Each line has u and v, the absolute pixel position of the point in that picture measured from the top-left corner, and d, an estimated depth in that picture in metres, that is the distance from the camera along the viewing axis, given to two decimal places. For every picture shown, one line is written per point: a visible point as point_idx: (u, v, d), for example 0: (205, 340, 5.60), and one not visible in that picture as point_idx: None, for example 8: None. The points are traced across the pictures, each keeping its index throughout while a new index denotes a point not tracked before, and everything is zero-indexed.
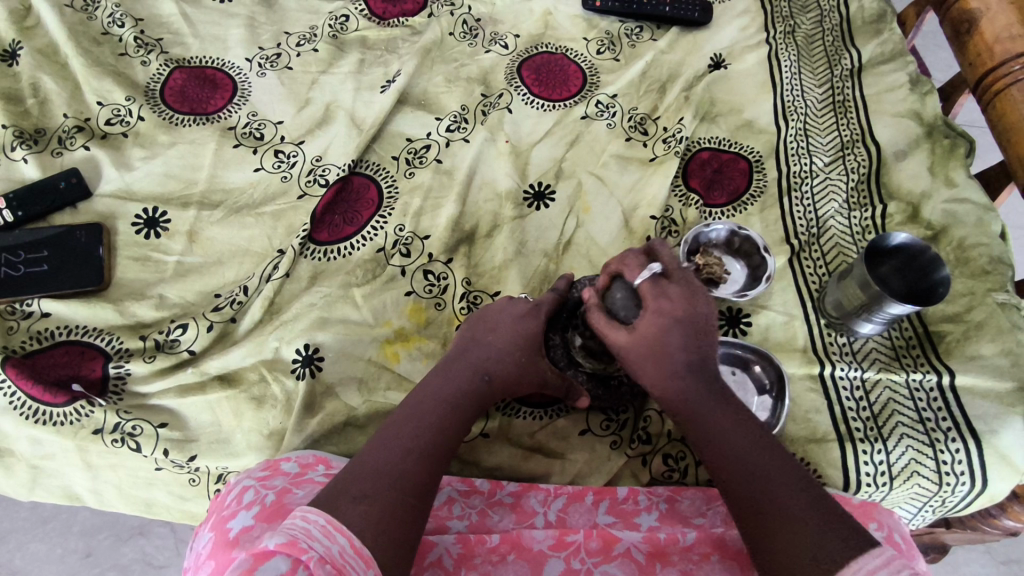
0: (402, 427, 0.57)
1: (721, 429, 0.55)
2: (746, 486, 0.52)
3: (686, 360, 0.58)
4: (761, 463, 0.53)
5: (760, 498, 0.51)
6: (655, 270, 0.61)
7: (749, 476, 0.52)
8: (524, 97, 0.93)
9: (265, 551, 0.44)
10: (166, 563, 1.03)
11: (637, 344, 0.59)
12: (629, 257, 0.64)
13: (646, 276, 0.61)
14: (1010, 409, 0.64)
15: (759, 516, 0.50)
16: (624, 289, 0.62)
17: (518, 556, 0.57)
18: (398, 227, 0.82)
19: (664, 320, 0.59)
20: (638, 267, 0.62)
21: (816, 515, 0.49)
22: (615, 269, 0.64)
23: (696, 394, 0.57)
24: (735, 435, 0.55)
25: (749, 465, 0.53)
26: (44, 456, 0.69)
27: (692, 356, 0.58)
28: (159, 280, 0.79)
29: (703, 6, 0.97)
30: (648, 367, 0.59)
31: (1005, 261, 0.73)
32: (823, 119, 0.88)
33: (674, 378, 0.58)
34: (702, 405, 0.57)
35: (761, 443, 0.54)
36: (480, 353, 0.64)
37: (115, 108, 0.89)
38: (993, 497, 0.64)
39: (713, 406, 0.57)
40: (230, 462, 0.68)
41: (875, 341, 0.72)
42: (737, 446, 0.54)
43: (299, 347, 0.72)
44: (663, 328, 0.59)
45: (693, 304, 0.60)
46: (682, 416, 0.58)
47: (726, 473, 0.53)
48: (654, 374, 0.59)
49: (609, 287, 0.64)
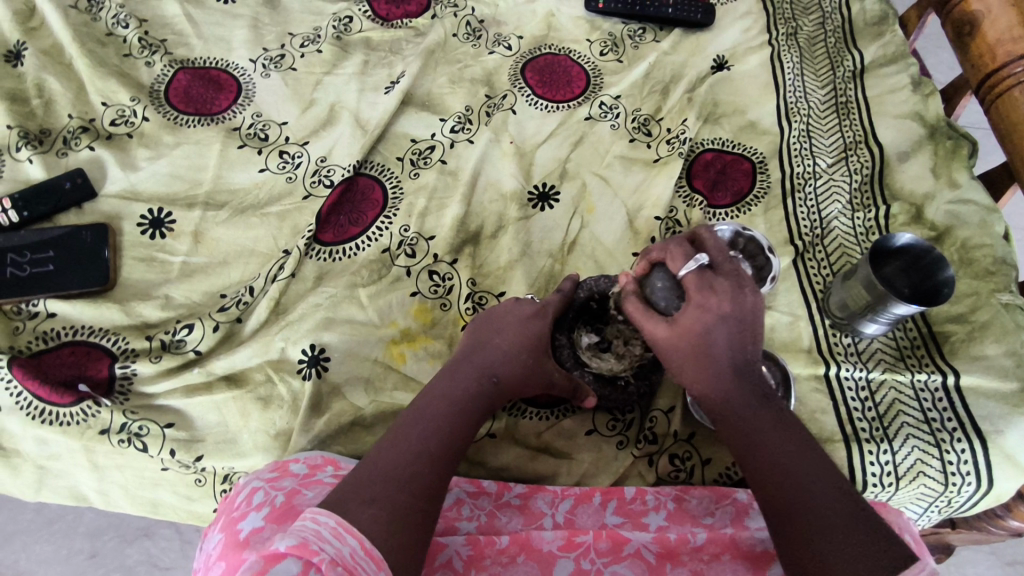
0: (411, 429, 0.57)
1: (759, 429, 0.56)
2: (780, 487, 0.52)
3: (728, 359, 0.58)
4: (799, 466, 0.53)
5: (796, 502, 0.51)
6: (702, 262, 0.60)
7: (785, 479, 0.52)
8: (528, 98, 0.93)
9: (277, 553, 0.45)
10: (170, 564, 1.02)
11: (676, 339, 0.59)
12: (672, 245, 0.62)
13: (691, 268, 0.60)
14: (1015, 409, 0.65)
15: (793, 517, 0.51)
16: (665, 280, 0.62)
17: (528, 557, 0.57)
18: (404, 228, 0.82)
19: (708, 316, 0.58)
20: (682, 257, 0.61)
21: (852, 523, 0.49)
22: (657, 258, 0.63)
23: (735, 392, 0.57)
24: (773, 436, 0.55)
25: (786, 467, 0.53)
26: (51, 456, 0.69)
27: (734, 353, 0.58)
28: (165, 281, 0.79)
29: (706, 8, 0.97)
30: (687, 363, 0.59)
31: (1009, 261, 0.73)
32: (826, 120, 0.88)
33: (713, 377, 0.58)
34: (741, 403, 0.57)
35: (797, 441, 0.55)
36: (487, 355, 0.64)
37: (120, 109, 0.89)
38: (999, 497, 0.64)
39: (751, 405, 0.57)
40: (237, 462, 0.68)
41: (880, 342, 0.72)
42: (775, 448, 0.54)
43: (306, 347, 0.72)
44: (704, 326, 0.58)
45: (741, 299, 0.58)
46: (720, 413, 0.58)
47: (761, 473, 0.54)
48: (691, 370, 0.59)
49: (652, 276, 0.64)
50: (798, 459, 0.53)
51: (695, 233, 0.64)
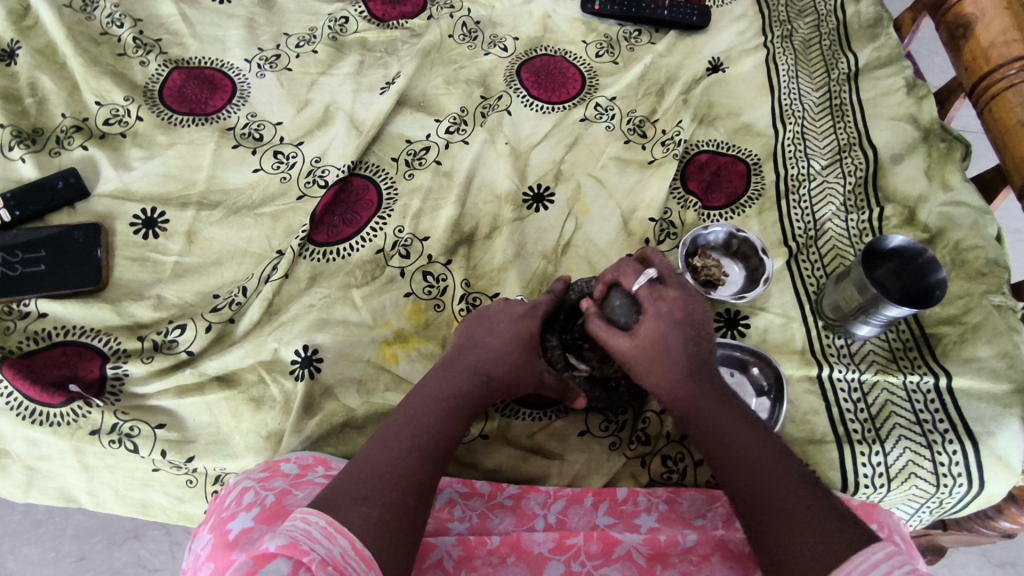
0: (402, 428, 0.57)
1: (725, 429, 0.56)
2: (747, 486, 0.52)
3: (688, 362, 0.58)
4: (763, 462, 0.53)
5: (761, 498, 0.51)
6: (652, 275, 0.62)
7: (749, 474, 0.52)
8: (523, 99, 0.93)
9: (266, 554, 0.44)
10: (160, 566, 1.02)
11: (639, 349, 0.60)
12: (623, 264, 0.65)
13: (643, 282, 0.62)
14: (1006, 411, 0.65)
15: (760, 513, 0.50)
16: (622, 297, 0.63)
17: (518, 558, 0.57)
18: (398, 228, 0.82)
19: (665, 322, 0.59)
20: (633, 274, 0.64)
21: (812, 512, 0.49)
22: (611, 278, 0.65)
23: (701, 395, 0.57)
24: (739, 435, 0.55)
25: (749, 465, 0.53)
26: (41, 457, 0.69)
27: (694, 357, 0.59)
28: (157, 281, 0.79)
29: (701, 10, 0.98)
30: (652, 370, 0.59)
31: (1001, 263, 0.73)
32: (820, 122, 0.88)
33: (680, 380, 0.58)
34: (707, 405, 0.57)
35: (764, 442, 0.55)
36: (479, 353, 0.64)
37: (113, 109, 0.89)
38: (990, 498, 0.64)
39: (717, 406, 0.57)
40: (228, 463, 0.68)
41: (872, 343, 0.72)
42: (740, 444, 0.54)
43: (298, 348, 0.72)
44: (662, 333, 0.59)
45: (691, 305, 0.61)
46: (688, 417, 0.58)
47: (730, 474, 0.53)
48: (659, 377, 0.59)
49: (609, 297, 0.65)
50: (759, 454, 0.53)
51: (644, 256, 0.67)
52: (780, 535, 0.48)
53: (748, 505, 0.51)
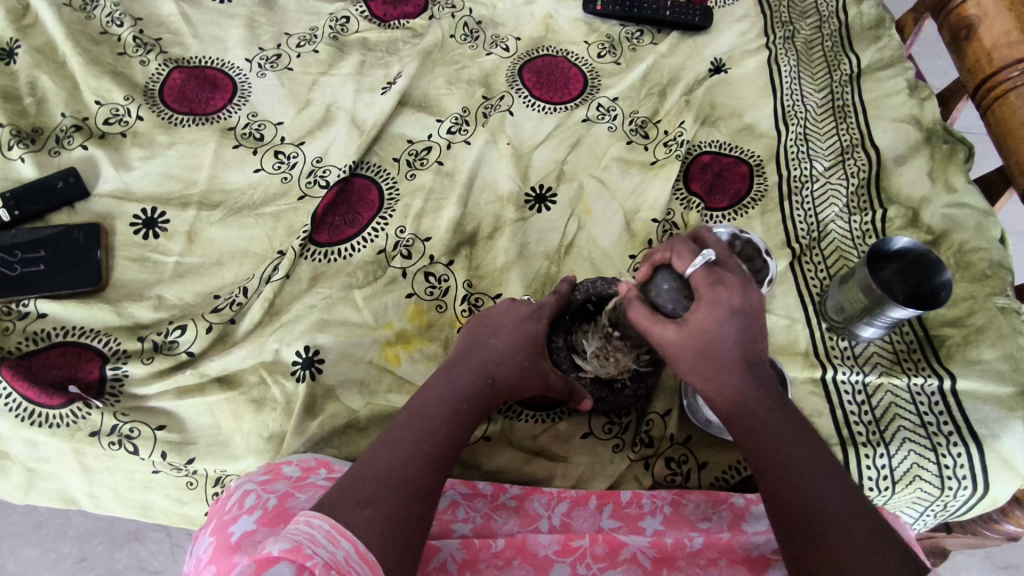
0: (406, 431, 0.56)
1: (769, 427, 0.55)
2: (790, 489, 0.52)
3: (738, 356, 0.56)
4: (807, 466, 0.52)
5: (804, 504, 0.51)
6: (710, 258, 0.57)
7: (793, 477, 0.52)
8: (525, 99, 0.93)
9: (268, 559, 0.42)
10: (160, 568, 1.01)
11: (686, 339, 0.57)
12: (677, 244, 0.59)
13: (698, 265, 0.57)
14: (1011, 413, 0.65)
15: (802, 520, 0.50)
16: (671, 281, 0.59)
17: (523, 561, 0.57)
18: (400, 229, 0.82)
19: (719, 312, 0.56)
20: (689, 254, 0.58)
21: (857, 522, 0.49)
22: (660, 259, 0.60)
23: (747, 391, 0.56)
24: (782, 435, 0.54)
25: (793, 469, 0.52)
26: (40, 458, 0.68)
27: (744, 350, 0.56)
28: (157, 281, 0.78)
29: (704, 11, 0.97)
30: (699, 363, 0.57)
31: (1006, 265, 0.73)
32: (823, 123, 0.88)
33: (726, 373, 0.57)
34: (753, 402, 0.56)
35: (807, 444, 0.54)
36: (483, 355, 0.63)
37: (113, 108, 0.89)
38: (995, 502, 0.64)
39: (762, 402, 0.56)
40: (229, 465, 0.68)
41: (876, 345, 0.72)
42: (784, 446, 0.54)
43: (300, 349, 0.72)
44: (715, 323, 0.56)
45: (749, 293, 0.57)
46: (731, 411, 0.57)
47: (770, 473, 0.53)
48: (704, 369, 0.57)
49: (654, 278, 0.61)
50: (803, 457, 0.53)
51: (695, 233, 0.62)
52: (824, 544, 0.48)
53: (789, 508, 0.51)
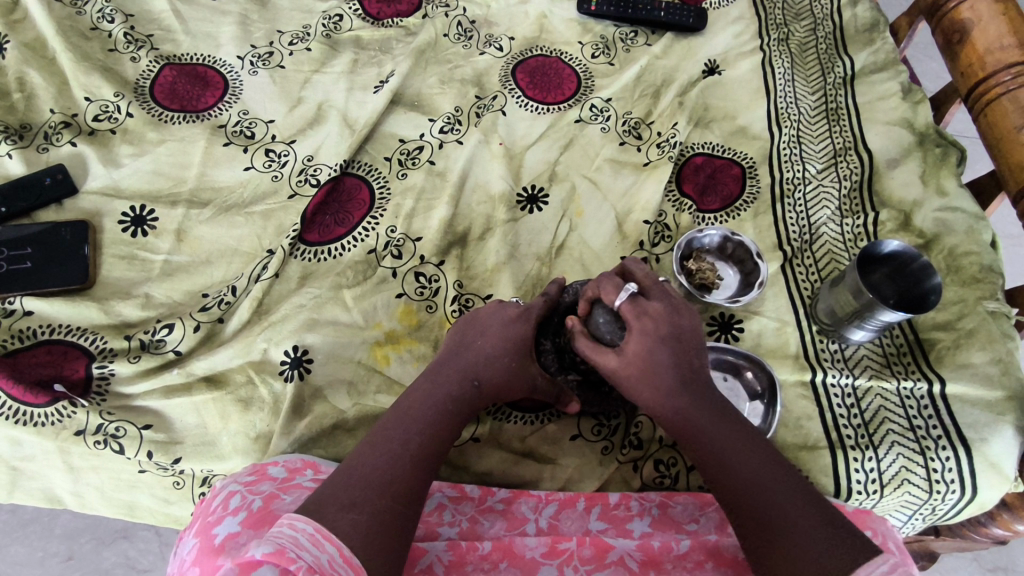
0: (390, 432, 0.56)
1: (715, 445, 0.55)
2: (744, 505, 0.51)
3: (677, 376, 0.57)
4: (758, 478, 0.52)
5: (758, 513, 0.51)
6: (632, 289, 0.61)
7: (746, 491, 0.52)
8: (519, 99, 0.92)
9: (253, 561, 0.44)
10: (149, 567, 1.01)
11: (627, 365, 0.59)
12: (604, 280, 0.63)
13: (624, 298, 0.61)
14: (999, 417, 0.65)
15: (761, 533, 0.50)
16: (606, 314, 0.62)
17: (510, 563, 0.57)
18: (390, 229, 0.81)
19: (650, 337, 0.58)
20: (614, 290, 0.62)
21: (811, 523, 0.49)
22: (593, 295, 0.64)
23: (693, 410, 0.56)
24: (729, 451, 0.54)
25: (743, 483, 0.52)
26: (25, 457, 0.68)
27: (681, 370, 0.57)
28: (145, 279, 0.78)
29: (698, 12, 0.97)
30: (643, 387, 0.58)
31: (995, 269, 0.73)
32: (816, 126, 0.88)
33: (669, 396, 0.57)
34: (700, 419, 0.56)
35: (755, 450, 0.54)
36: (469, 357, 0.63)
37: (103, 104, 0.88)
38: (983, 506, 0.64)
39: (708, 420, 0.56)
40: (216, 465, 0.67)
41: (866, 349, 0.72)
42: (733, 459, 0.54)
43: (288, 348, 0.71)
44: (650, 348, 0.58)
45: (676, 317, 0.60)
46: (681, 435, 0.57)
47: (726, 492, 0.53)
48: (650, 395, 0.57)
49: (592, 313, 0.64)
50: (752, 471, 0.53)
51: (623, 268, 0.66)
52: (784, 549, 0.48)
53: (748, 523, 0.51)
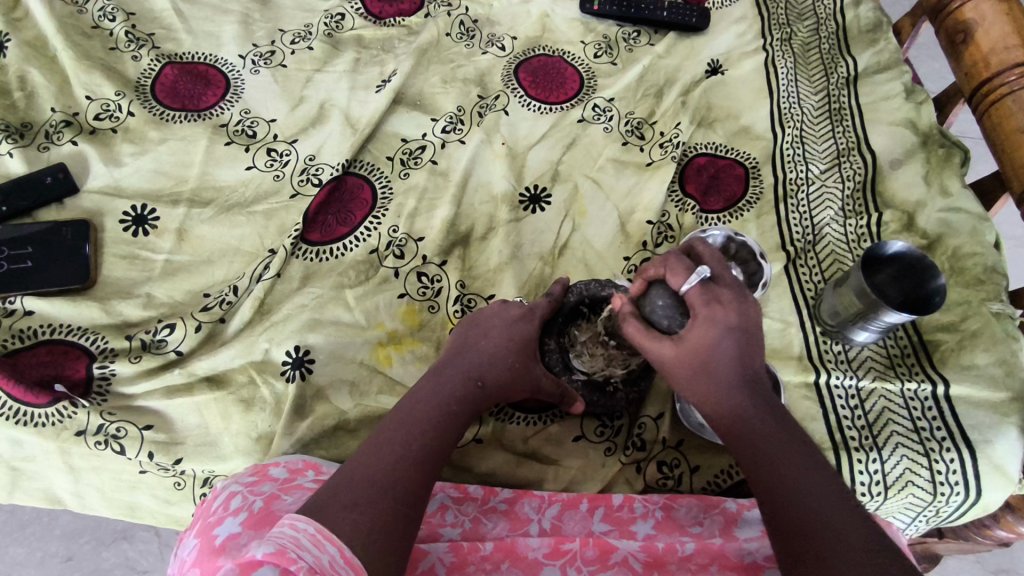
0: (393, 433, 0.56)
1: (770, 441, 0.54)
2: (790, 501, 0.50)
3: (736, 372, 0.56)
4: (809, 479, 0.51)
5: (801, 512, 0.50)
6: (704, 275, 0.58)
7: (795, 491, 0.51)
8: (521, 99, 0.92)
9: (254, 561, 0.43)
10: (149, 568, 1.01)
11: (683, 356, 0.58)
12: (671, 261, 0.60)
13: (694, 282, 0.58)
14: (1004, 419, 0.64)
15: (801, 533, 0.49)
16: (665, 297, 0.60)
17: (512, 564, 0.56)
18: (392, 228, 0.81)
19: (716, 327, 0.56)
20: (683, 273, 0.59)
21: (859, 536, 0.47)
22: (654, 276, 0.61)
23: (745, 405, 0.56)
24: (783, 449, 0.53)
25: (793, 483, 0.51)
26: (25, 458, 0.67)
27: (743, 367, 0.56)
28: (147, 279, 0.78)
29: (701, 12, 0.97)
30: (696, 377, 0.57)
31: (1000, 270, 0.73)
32: (819, 126, 0.88)
33: (724, 389, 0.56)
34: (752, 415, 0.55)
35: (804, 453, 0.53)
36: (472, 357, 0.63)
37: (104, 103, 0.88)
38: (987, 508, 0.64)
39: (764, 418, 0.55)
40: (217, 466, 0.67)
41: (870, 350, 0.72)
42: (782, 458, 0.53)
43: (290, 349, 0.71)
44: (713, 339, 0.56)
45: (744, 309, 0.57)
46: (726, 427, 0.56)
47: (772, 486, 0.52)
48: (702, 386, 0.57)
49: (650, 294, 0.61)
50: (805, 473, 0.52)
51: (690, 249, 0.63)
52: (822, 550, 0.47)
53: (787, 519, 0.50)
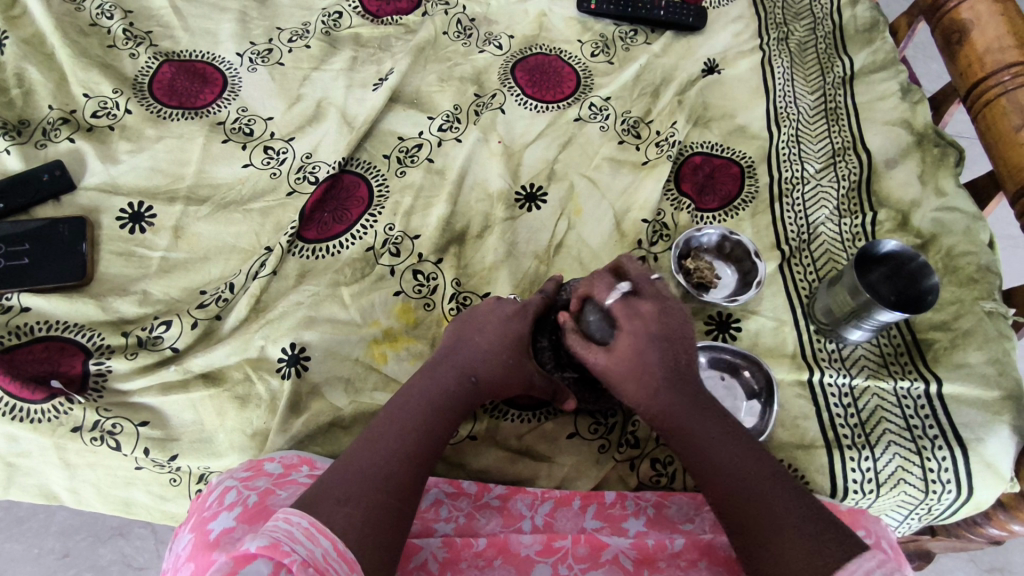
0: (387, 428, 0.56)
1: (709, 439, 0.55)
2: (737, 499, 0.51)
3: (670, 377, 0.57)
4: (750, 476, 0.52)
5: (748, 510, 0.50)
6: (624, 289, 0.60)
7: (739, 487, 0.52)
8: (517, 97, 0.92)
9: (245, 555, 0.42)
10: (145, 564, 1.01)
11: (618, 364, 0.58)
12: (596, 279, 0.63)
13: (616, 296, 0.60)
14: (995, 417, 0.65)
15: (754, 527, 0.50)
16: (596, 312, 0.61)
17: (505, 561, 0.57)
18: (388, 227, 0.81)
19: (641, 338, 0.58)
20: (606, 288, 0.61)
21: (802, 517, 0.49)
22: (584, 292, 0.63)
23: (681, 407, 0.56)
24: (722, 447, 0.54)
25: (735, 479, 0.52)
26: (22, 453, 0.68)
27: (673, 369, 0.57)
28: (143, 276, 0.78)
29: (698, 11, 0.97)
30: (633, 386, 0.57)
31: (993, 269, 0.73)
32: (815, 125, 0.88)
33: (660, 393, 0.57)
34: (689, 418, 0.56)
35: (743, 447, 0.54)
36: (467, 353, 0.63)
37: (101, 101, 0.88)
38: (979, 506, 0.64)
39: (701, 418, 0.56)
40: (213, 462, 0.67)
41: (864, 348, 0.72)
42: (720, 458, 0.54)
43: (285, 346, 0.71)
44: (644, 346, 0.57)
45: (666, 318, 0.59)
46: (668, 434, 0.57)
47: (719, 488, 0.53)
48: (641, 393, 0.57)
49: (583, 309, 0.62)
50: (745, 467, 0.53)
51: (614, 266, 0.65)
52: (773, 548, 0.48)
53: (740, 521, 0.51)
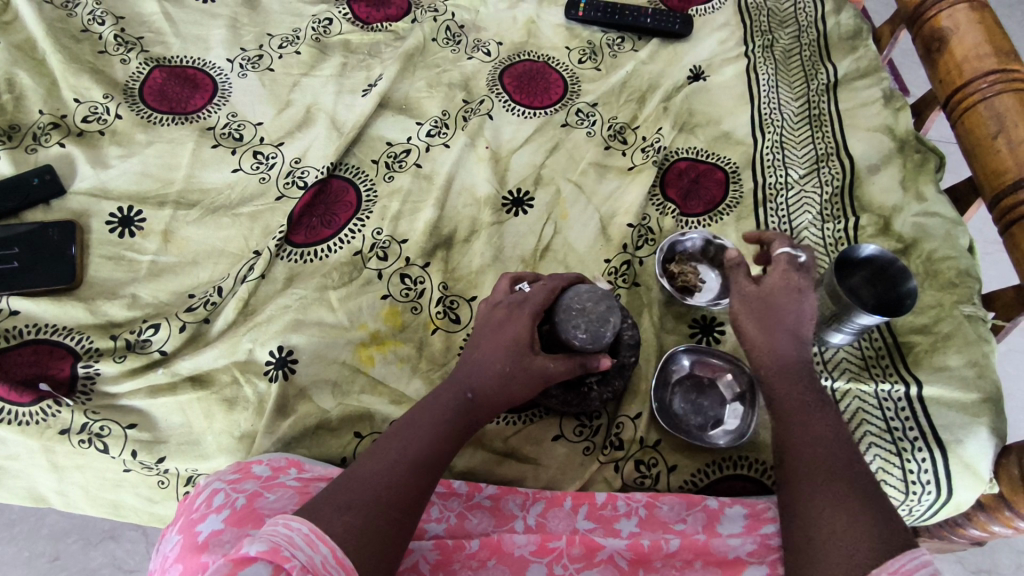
0: (392, 440, 0.56)
1: (808, 401, 0.56)
2: (815, 453, 0.53)
3: (793, 336, 0.60)
4: (834, 443, 0.53)
5: (823, 465, 0.52)
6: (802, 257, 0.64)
7: (820, 443, 0.53)
8: (505, 103, 0.93)
9: (245, 558, 0.43)
10: (136, 567, 1.01)
11: (759, 301, 0.62)
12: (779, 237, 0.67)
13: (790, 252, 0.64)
14: (974, 419, 0.65)
15: (821, 473, 0.51)
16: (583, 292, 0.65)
17: (498, 561, 0.57)
18: (376, 231, 0.82)
19: (791, 292, 0.62)
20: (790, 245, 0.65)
21: (874, 494, 0.49)
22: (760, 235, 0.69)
23: (795, 367, 0.59)
24: (818, 413, 0.56)
25: (823, 443, 0.53)
26: (10, 456, 0.68)
27: (798, 333, 0.61)
28: (133, 280, 0.78)
29: (684, 19, 0.98)
30: (761, 329, 0.61)
31: (973, 274, 0.74)
32: (799, 131, 0.89)
33: (781, 346, 0.60)
34: (798, 377, 0.58)
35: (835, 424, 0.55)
36: (464, 370, 0.62)
37: (92, 106, 0.89)
38: (959, 507, 0.65)
39: (806, 380, 0.58)
40: (200, 465, 0.68)
41: (846, 351, 0.73)
42: (813, 417, 0.55)
43: (273, 349, 0.72)
44: (788, 295, 0.61)
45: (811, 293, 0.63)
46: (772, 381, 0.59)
47: (802, 435, 0.54)
48: (761, 335, 0.61)
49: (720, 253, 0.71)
50: (833, 432, 0.54)
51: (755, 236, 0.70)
52: (834, 499, 0.49)
53: (810, 467, 0.52)
